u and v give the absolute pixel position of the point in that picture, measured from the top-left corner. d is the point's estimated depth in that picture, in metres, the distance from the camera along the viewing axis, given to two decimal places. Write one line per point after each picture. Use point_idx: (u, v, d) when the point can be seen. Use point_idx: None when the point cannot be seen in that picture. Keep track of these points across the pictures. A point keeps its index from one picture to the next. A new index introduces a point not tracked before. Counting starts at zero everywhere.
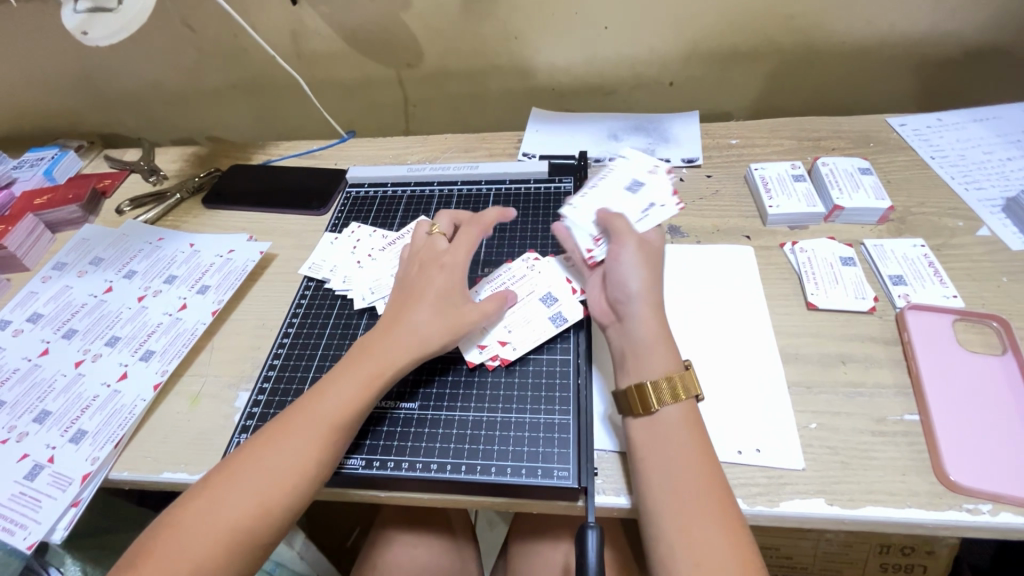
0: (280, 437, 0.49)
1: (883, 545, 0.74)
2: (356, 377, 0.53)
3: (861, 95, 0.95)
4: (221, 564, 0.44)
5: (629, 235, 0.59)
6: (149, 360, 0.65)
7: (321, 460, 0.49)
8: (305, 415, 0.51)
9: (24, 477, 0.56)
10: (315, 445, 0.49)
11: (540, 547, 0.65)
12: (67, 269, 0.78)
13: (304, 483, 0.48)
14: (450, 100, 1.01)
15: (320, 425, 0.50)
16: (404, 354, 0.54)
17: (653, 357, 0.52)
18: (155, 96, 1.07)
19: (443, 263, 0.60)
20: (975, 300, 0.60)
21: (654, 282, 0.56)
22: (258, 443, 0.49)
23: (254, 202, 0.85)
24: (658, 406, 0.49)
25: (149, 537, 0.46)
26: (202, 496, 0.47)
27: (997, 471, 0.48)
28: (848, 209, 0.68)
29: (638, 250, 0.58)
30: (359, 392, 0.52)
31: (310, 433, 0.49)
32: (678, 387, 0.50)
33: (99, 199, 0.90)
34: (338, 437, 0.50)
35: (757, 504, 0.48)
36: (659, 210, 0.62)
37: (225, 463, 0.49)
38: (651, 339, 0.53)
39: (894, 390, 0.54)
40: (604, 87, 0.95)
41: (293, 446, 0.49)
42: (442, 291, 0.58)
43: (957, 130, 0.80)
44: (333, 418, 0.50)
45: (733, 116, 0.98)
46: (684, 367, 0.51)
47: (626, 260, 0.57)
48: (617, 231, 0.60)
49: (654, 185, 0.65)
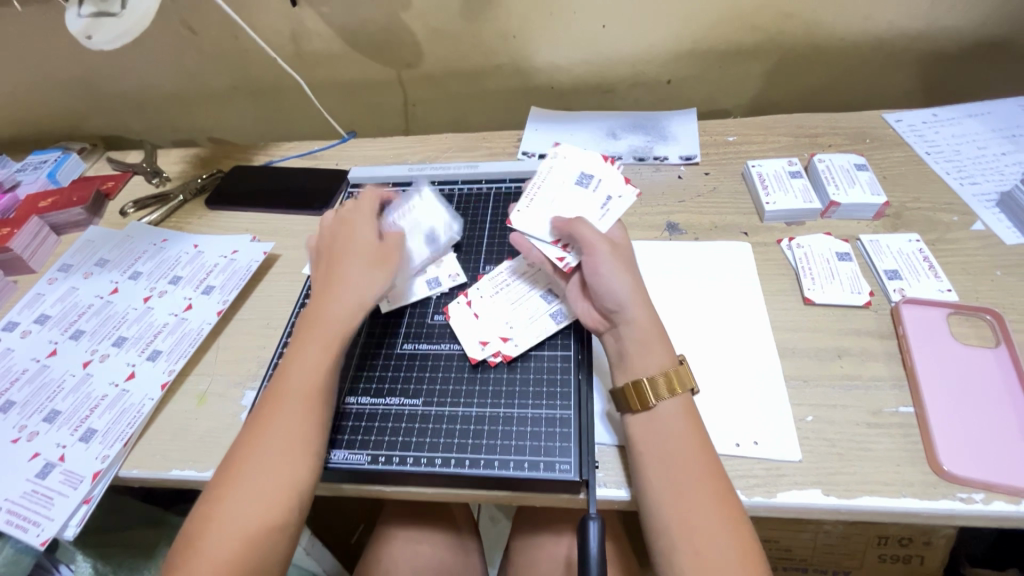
0: (263, 419, 0.51)
1: (881, 536, 0.75)
2: (314, 348, 0.55)
3: (857, 92, 0.95)
4: (248, 554, 0.45)
5: (598, 240, 0.57)
6: (156, 360, 0.66)
7: (305, 431, 0.50)
8: (278, 395, 0.52)
9: (36, 475, 0.57)
10: (295, 417, 0.51)
11: (543, 541, 0.66)
12: (73, 271, 0.78)
13: (298, 456, 0.49)
14: (449, 99, 1.01)
15: (296, 400, 0.52)
16: (344, 305, 0.57)
17: (649, 356, 0.52)
18: (157, 98, 1.08)
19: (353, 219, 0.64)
20: (969, 294, 0.61)
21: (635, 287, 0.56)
22: (244, 440, 0.50)
23: (257, 203, 0.86)
24: (656, 400, 0.50)
25: (174, 557, 0.46)
26: (216, 491, 0.48)
27: (990, 461, 0.49)
28: (844, 205, 0.69)
29: (610, 255, 0.57)
30: (320, 362, 0.54)
31: (287, 410, 0.51)
32: (674, 380, 0.51)
33: (103, 201, 0.91)
34: (315, 404, 0.52)
35: (755, 496, 0.49)
36: (621, 201, 0.62)
37: (225, 466, 0.50)
38: (646, 341, 0.53)
39: (889, 383, 0.55)
40: (603, 85, 0.96)
41: (275, 427, 0.50)
42: (365, 250, 0.61)
43: (952, 126, 0.81)
44: (304, 390, 0.52)
45: (730, 114, 0.99)
46: (678, 362, 0.52)
47: (602, 268, 0.56)
48: (585, 240, 0.57)
49: (606, 176, 0.65)
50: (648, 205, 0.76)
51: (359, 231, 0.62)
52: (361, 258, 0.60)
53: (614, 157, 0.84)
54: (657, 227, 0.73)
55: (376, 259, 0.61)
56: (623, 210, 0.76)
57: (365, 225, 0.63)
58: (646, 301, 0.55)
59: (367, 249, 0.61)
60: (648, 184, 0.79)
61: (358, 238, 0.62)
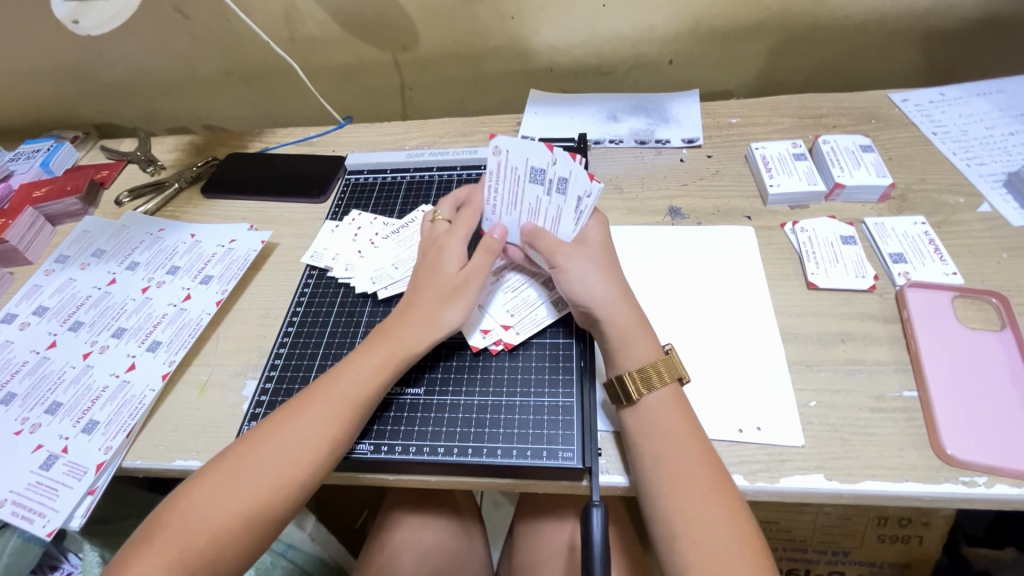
0: (298, 413, 0.50)
1: (881, 517, 0.75)
2: (376, 357, 0.53)
3: (862, 70, 0.93)
4: (237, 539, 0.45)
5: (561, 246, 0.57)
6: (156, 350, 0.66)
7: (338, 438, 0.50)
8: (323, 394, 0.51)
9: (40, 467, 0.57)
10: (332, 424, 0.50)
11: (545, 526, 0.67)
12: (69, 262, 0.78)
13: (320, 459, 0.49)
14: (446, 82, 0.99)
15: (338, 405, 0.51)
16: (414, 331, 0.54)
17: (628, 352, 0.52)
18: (150, 85, 1.06)
19: (448, 244, 0.59)
20: (975, 277, 0.60)
21: (612, 283, 0.56)
22: (275, 421, 0.50)
23: (254, 191, 0.85)
24: (641, 394, 0.50)
25: (166, 511, 0.46)
26: (222, 467, 0.48)
27: (992, 444, 0.49)
28: (849, 187, 0.68)
29: (579, 256, 0.56)
30: (377, 372, 0.53)
31: (328, 411, 0.50)
32: (662, 370, 0.51)
33: (98, 191, 0.90)
34: (356, 415, 0.51)
35: (757, 481, 0.49)
36: (588, 199, 0.56)
37: (240, 441, 0.49)
38: (623, 338, 0.53)
39: (893, 367, 0.55)
40: (603, 67, 0.94)
41: (312, 424, 0.49)
42: (454, 274, 0.57)
43: (959, 105, 0.80)
44: (350, 399, 0.51)
45: (733, 95, 0.97)
46: (665, 352, 0.52)
47: (571, 273, 0.56)
48: (546, 250, 0.57)
49: (567, 169, 0.55)
50: (649, 189, 0.75)
51: (449, 252, 0.58)
52: (450, 282, 0.56)
53: (615, 141, 0.82)
54: (659, 211, 0.72)
55: (464, 284, 0.56)
56: (624, 194, 0.75)
57: (459, 245, 0.59)
58: (621, 298, 0.55)
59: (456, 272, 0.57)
60: (650, 168, 0.78)
61: (445, 270, 0.57)
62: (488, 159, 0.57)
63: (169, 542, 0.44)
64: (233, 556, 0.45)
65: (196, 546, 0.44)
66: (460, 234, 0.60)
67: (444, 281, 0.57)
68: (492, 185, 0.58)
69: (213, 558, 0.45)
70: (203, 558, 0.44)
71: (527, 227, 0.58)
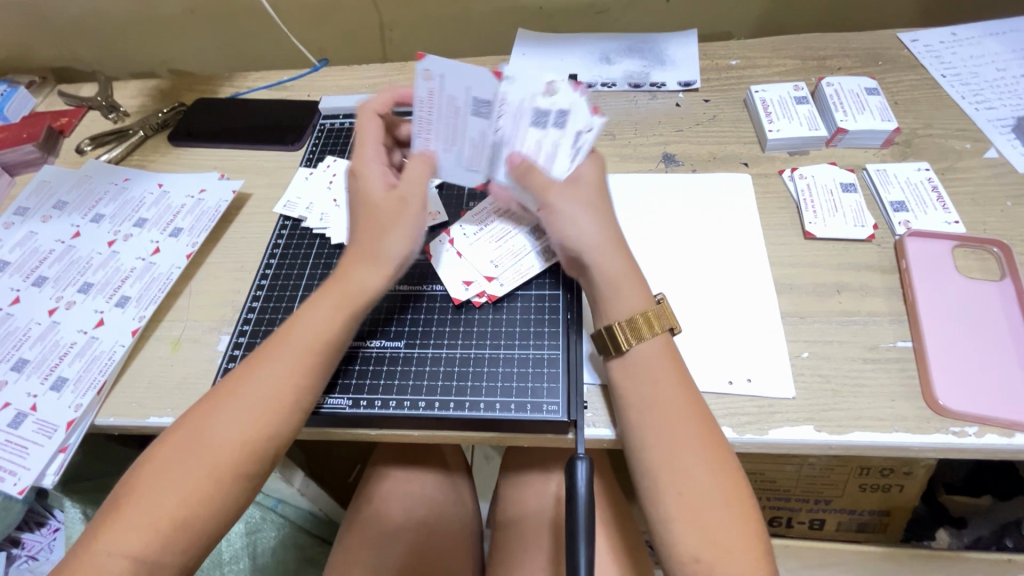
0: (256, 367, 0.48)
1: (864, 468, 0.75)
2: (329, 303, 0.51)
3: (870, 8, 0.88)
4: (209, 499, 0.44)
5: (553, 183, 0.53)
6: (126, 306, 0.63)
7: (298, 388, 0.48)
8: (280, 345, 0.49)
9: (8, 425, 0.55)
10: (293, 374, 0.48)
11: (532, 480, 0.67)
12: (30, 214, 0.73)
13: (284, 411, 0.47)
14: (428, 21, 0.93)
15: (296, 353, 0.49)
16: (362, 265, 0.52)
17: (619, 301, 0.50)
18: (109, 25, 0.98)
19: (363, 169, 0.55)
20: (977, 225, 0.58)
21: (605, 228, 0.52)
22: (234, 379, 0.48)
23: (224, 138, 0.80)
24: (631, 345, 0.48)
25: (130, 479, 0.44)
26: (185, 428, 0.46)
27: (982, 395, 0.48)
28: (852, 131, 0.65)
29: (575, 197, 0.53)
30: (332, 318, 0.50)
31: (286, 362, 0.48)
32: (653, 321, 0.49)
33: (57, 138, 0.84)
34: (319, 361, 0.49)
35: (746, 433, 0.48)
36: (588, 133, 0.55)
37: (201, 402, 0.47)
38: (614, 286, 0.50)
39: (888, 318, 0.53)
40: (595, 4, 0.87)
41: (272, 377, 0.47)
42: (383, 200, 0.53)
43: (970, 45, 0.75)
44: (308, 346, 0.49)
45: (732, 36, 0.92)
46: (656, 302, 0.50)
47: (562, 214, 0.52)
48: (540, 185, 0.53)
49: (567, 103, 0.55)
50: (642, 134, 0.71)
51: (371, 178, 0.55)
52: (381, 209, 0.53)
53: (607, 84, 0.77)
54: (652, 158, 0.69)
55: (395, 207, 0.52)
56: (616, 140, 0.71)
57: (377, 168, 0.55)
58: (614, 245, 0.52)
59: (384, 197, 0.53)
60: (643, 113, 0.74)
61: (371, 197, 0.54)
62: (419, 87, 0.52)
63: (138, 510, 0.42)
64: (210, 518, 0.44)
65: (166, 511, 0.43)
66: (370, 153, 0.56)
67: (375, 208, 0.53)
68: (428, 119, 0.53)
69: (187, 520, 0.43)
70: (176, 521, 0.43)
71: (514, 158, 0.54)
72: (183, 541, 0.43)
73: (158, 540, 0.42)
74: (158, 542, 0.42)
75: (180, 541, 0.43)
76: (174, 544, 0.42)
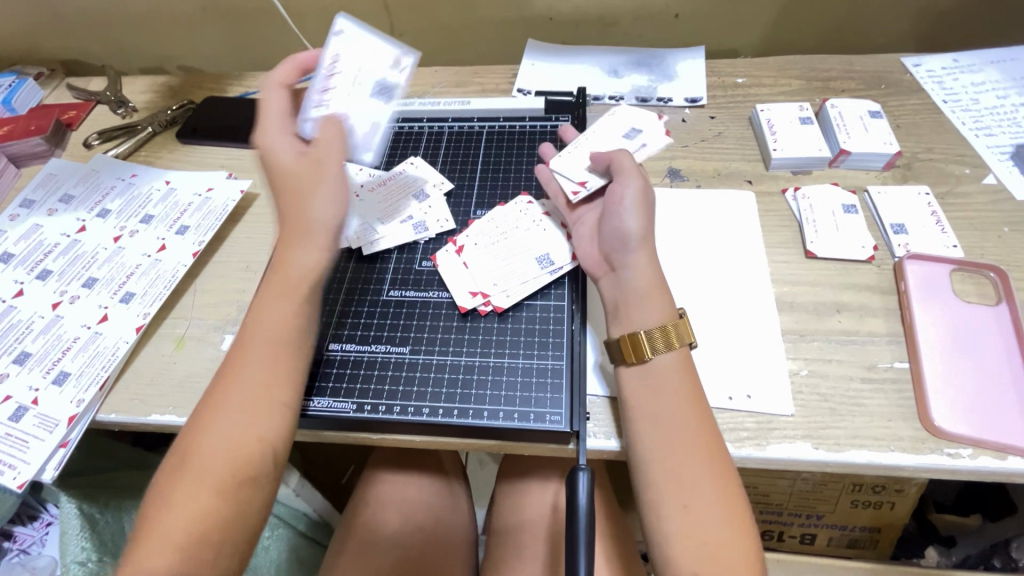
0: (233, 371, 0.48)
1: (856, 484, 0.76)
2: (285, 294, 0.51)
3: (873, 31, 0.90)
4: (221, 508, 0.44)
5: (629, 173, 0.56)
6: (130, 302, 0.63)
7: (277, 379, 0.48)
8: (247, 346, 0.50)
9: (9, 418, 0.55)
10: (269, 367, 0.48)
11: (530, 487, 0.67)
12: (36, 207, 0.73)
13: (272, 405, 0.47)
14: (439, 29, 0.94)
15: (265, 347, 0.49)
16: (302, 243, 0.53)
17: (645, 311, 0.50)
18: (120, 20, 0.99)
19: (270, 141, 0.56)
20: (974, 250, 0.59)
21: (651, 231, 0.54)
22: (215, 391, 0.48)
23: (233, 137, 0.80)
24: (653, 354, 0.48)
25: (147, 509, 0.45)
26: (184, 447, 0.46)
27: (978, 417, 0.49)
28: (854, 153, 0.66)
29: (641, 192, 0.55)
30: (292, 308, 0.51)
31: (260, 357, 0.49)
32: (674, 334, 0.49)
33: (65, 131, 0.84)
34: (291, 349, 0.50)
35: (745, 448, 0.49)
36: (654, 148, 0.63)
37: (190, 424, 0.47)
38: (643, 295, 0.51)
39: (886, 338, 0.54)
40: (605, 18, 0.88)
41: (251, 377, 0.48)
42: (298, 167, 0.55)
43: (972, 72, 0.77)
44: (272, 337, 0.50)
45: (738, 54, 0.93)
46: (678, 317, 0.50)
47: (622, 204, 0.55)
48: (622, 171, 0.57)
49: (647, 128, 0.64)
50: (649, 149, 0.72)
51: (280, 147, 0.55)
52: (296, 176, 0.54)
53: (615, 97, 0.78)
54: (657, 173, 0.70)
55: (312, 172, 0.54)
56: None
57: (282, 137, 0.56)
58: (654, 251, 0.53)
59: (297, 164, 0.55)
60: None
61: (282, 166, 0.55)
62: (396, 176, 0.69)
63: (160, 535, 0.43)
64: (227, 527, 0.44)
65: (184, 529, 0.43)
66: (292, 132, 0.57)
67: (290, 175, 0.54)
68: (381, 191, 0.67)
69: (205, 532, 0.43)
70: (201, 538, 0.43)
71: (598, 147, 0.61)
72: (208, 553, 0.43)
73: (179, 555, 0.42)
74: (180, 559, 0.42)
75: (201, 553, 0.42)
76: (196, 557, 0.42)
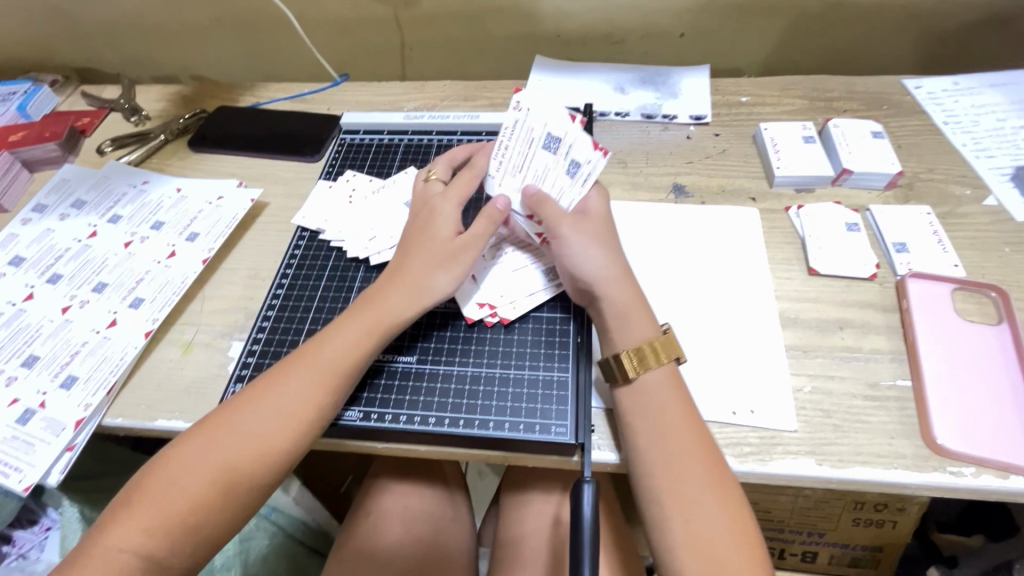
0: (281, 378, 0.49)
1: (858, 502, 0.76)
2: (362, 326, 0.52)
3: (875, 53, 0.91)
4: (216, 503, 0.45)
5: (564, 217, 0.55)
6: (139, 307, 0.64)
7: (321, 406, 0.48)
8: (305, 360, 0.50)
9: (16, 421, 0.56)
10: (317, 391, 0.49)
11: (532, 499, 0.67)
12: (48, 211, 0.74)
13: (305, 430, 0.48)
14: (448, 43, 0.95)
15: (319, 369, 0.49)
16: (434, 290, 0.53)
17: (626, 332, 0.51)
18: (136, 31, 1.01)
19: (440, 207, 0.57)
20: (976, 270, 0.60)
21: (612, 259, 0.54)
22: (256, 390, 0.48)
23: (244, 147, 0.82)
24: (637, 374, 0.49)
25: (146, 477, 0.45)
26: (206, 431, 0.47)
27: (979, 436, 0.49)
28: (857, 172, 0.67)
29: (580, 229, 0.55)
30: (361, 340, 0.51)
31: (310, 377, 0.49)
32: (659, 351, 0.50)
33: (78, 138, 0.86)
34: (344, 381, 0.50)
35: (748, 463, 0.49)
36: (593, 167, 0.57)
37: (220, 410, 0.48)
38: (623, 316, 0.52)
39: (889, 356, 0.55)
40: (611, 36, 0.90)
41: (294, 392, 0.48)
42: (449, 239, 0.55)
43: (972, 95, 0.78)
44: (331, 363, 0.50)
45: (742, 73, 0.95)
46: (662, 332, 0.51)
47: (571, 249, 0.54)
48: (550, 219, 0.55)
49: (570, 136, 0.57)
50: (654, 164, 0.73)
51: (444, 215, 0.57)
52: (442, 247, 0.55)
53: (621, 114, 0.80)
54: (662, 188, 0.71)
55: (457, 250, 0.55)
56: (627, 169, 0.73)
57: (454, 208, 0.58)
58: (622, 276, 0.53)
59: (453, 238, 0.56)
60: (655, 143, 0.76)
61: (438, 234, 0.56)
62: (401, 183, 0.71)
63: (150, 510, 0.43)
64: (214, 522, 0.45)
65: (176, 514, 0.44)
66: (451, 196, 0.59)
67: (438, 244, 0.55)
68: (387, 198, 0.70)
69: (194, 523, 0.44)
70: (189, 526, 0.44)
71: (528, 189, 0.57)
72: (188, 545, 0.44)
73: (166, 538, 0.43)
74: (165, 542, 0.43)
75: (183, 544, 0.44)
76: (177, 546, 0.43)
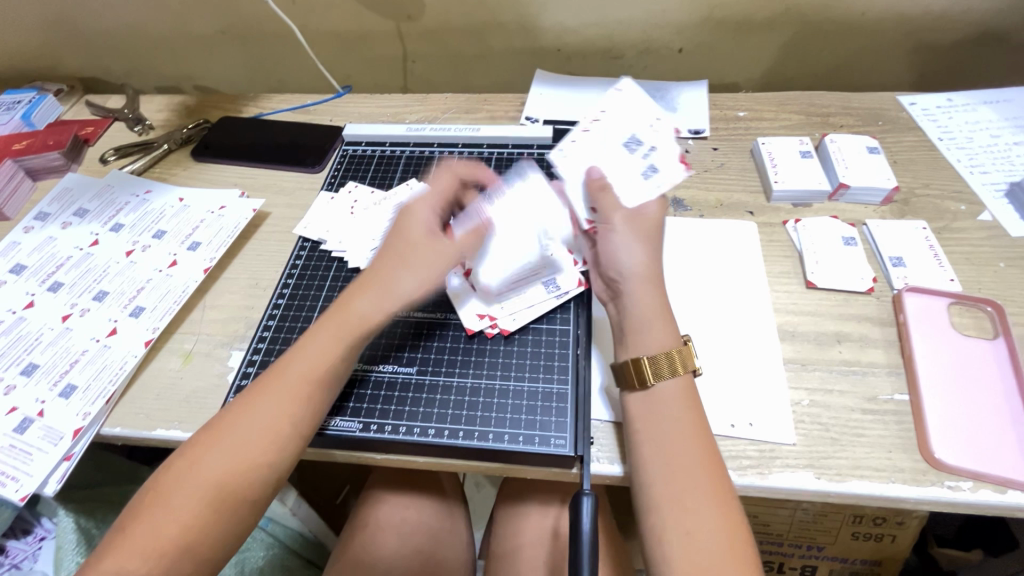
0: (258, 394, 0.49)
1: (857, 515, 0.76)
2: (332, 333, 0.52)
3: (870, 70, 0.93)
4: (207, 524, 0.44)
5: (620, 210, 0.56)
6: (139, 316, 0.64)
7: (299, 416, 0.49)
8: (281, 373, 0.50)
9: (14, 430, 0.55)
10: (293, 403, 0.49)
11: (529, 512, 0.67)
12: (50, 220, 0.75)
13: (285, 442, 0.48)
14: (450, 56, 0.97)
15: (296, 380, 0.49)
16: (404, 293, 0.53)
17: (648, 334, 0.51)
18: (140, 41, 1.02)
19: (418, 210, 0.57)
20: (971, 284, 0.61)
21: (652, 261, 0.54)
22: (235, 408, 0.48)
23: (246, 157, 0.82)
24: (654, 380, 0.49)
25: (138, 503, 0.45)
26: (190, 452, 0.46)
27: (977, 451, 0.49)
28: (853, 187, 0.68)
29: (631, 225, 0.56)
30: (333, 347, 0.51)
31: (286, 390, 0.49)
32: (676, 360, 0.49)
33: (82, 147, 0.86)
34: (319, 389, 0.50)
35: (747, 476, 0.49)
36: (667, 178, 0.60)
37: (202, 431, 0.48)
38: (646, 318, 0.52)
39: (886, 370, 0.55)
40: (611, 51, 0.91)
41: (270, 405, 0.48)
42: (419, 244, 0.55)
43: (967, 112, 0.79)
44: (308, 372, 0.50)
45: (739, 88, 0.96)
46: (682, 342, 0.51)
47: (614, 240, 0.55)
48: (604, 208, 0.57)
49: (654, 145, 0.62)
50: None
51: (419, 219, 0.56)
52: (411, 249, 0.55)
53: None
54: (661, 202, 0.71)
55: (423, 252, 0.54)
56: None
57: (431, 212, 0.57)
58: (655, 280, 0.53)
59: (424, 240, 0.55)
60: None
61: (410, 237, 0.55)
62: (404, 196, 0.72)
63: (144, 535, 0.43)
64: (210, 542, 0.44)
65: (170, 536, 0.43)
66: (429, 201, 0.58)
67: (406, 245, 0.55)
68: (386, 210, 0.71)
69: (186, 544, 0.43)
70: (183, 549, 0.43)
71: (594, 172, 0.60)
72: (185, 565, 0.43)
73: (161, 560, 0.43)
74: (161, 565, 0.43)
75: (183, 565, 0.43)
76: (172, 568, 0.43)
